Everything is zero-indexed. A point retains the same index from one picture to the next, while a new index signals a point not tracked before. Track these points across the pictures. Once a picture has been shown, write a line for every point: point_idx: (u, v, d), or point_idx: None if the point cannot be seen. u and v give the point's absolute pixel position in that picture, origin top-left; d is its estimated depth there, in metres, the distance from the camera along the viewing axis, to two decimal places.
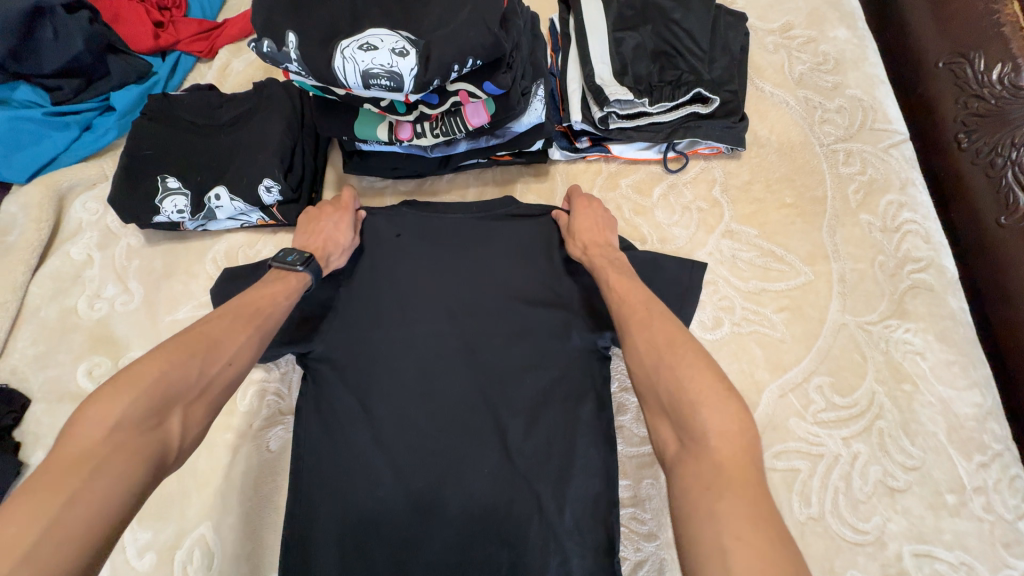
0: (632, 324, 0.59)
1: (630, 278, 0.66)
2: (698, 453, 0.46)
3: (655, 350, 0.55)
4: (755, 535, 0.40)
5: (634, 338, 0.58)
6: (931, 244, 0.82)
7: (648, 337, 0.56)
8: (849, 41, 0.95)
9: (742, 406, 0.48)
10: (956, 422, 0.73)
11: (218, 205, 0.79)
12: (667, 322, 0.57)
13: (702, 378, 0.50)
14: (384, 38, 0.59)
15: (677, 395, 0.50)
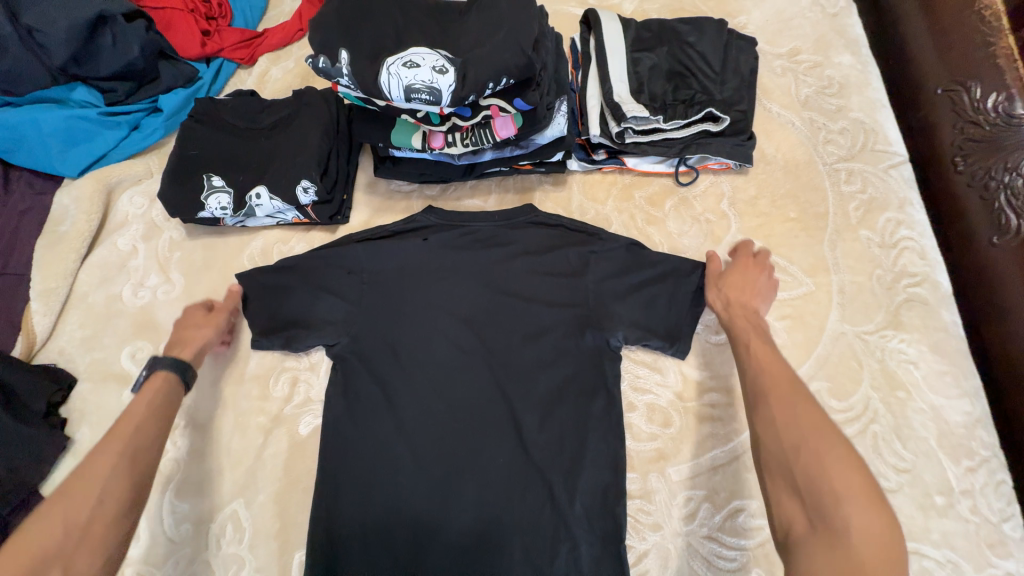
0: (774, 398, 0.63)
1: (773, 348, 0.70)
2: (837, 542, 0.51)
3: (802, 427, 0.59)
4: None
5: (770, 409, 0.62)
6: (925, 260, 0.87)
7: (788, 412, 0.61)
8: (853, 67, 1.01)
9: (889, 513, 0.52)
10: (947, 429, 0.78)
11: (258, 204, 0.85)
12: (810, 406, 0.61)
13: (852, 476, 0.54)
14: (425, 57, 0.65)
15: (820, 482, 0.54)
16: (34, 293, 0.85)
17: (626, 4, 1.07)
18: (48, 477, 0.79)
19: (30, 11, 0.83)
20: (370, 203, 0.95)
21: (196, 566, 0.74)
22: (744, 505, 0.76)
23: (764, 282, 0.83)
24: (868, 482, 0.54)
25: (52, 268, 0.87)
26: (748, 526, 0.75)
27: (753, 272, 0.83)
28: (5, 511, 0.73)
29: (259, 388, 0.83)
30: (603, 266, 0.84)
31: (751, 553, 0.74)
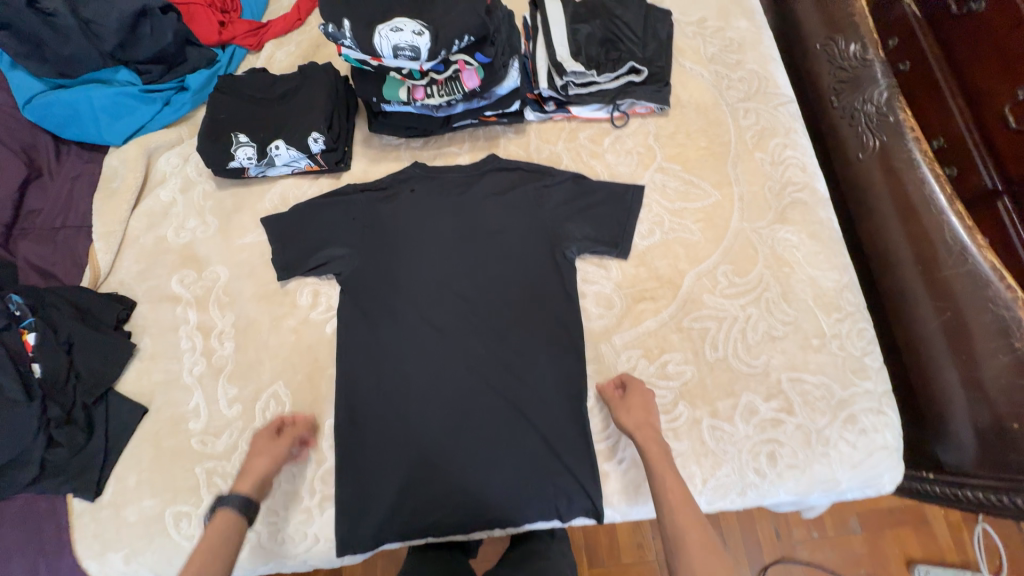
0: (686, 520, 0.77)
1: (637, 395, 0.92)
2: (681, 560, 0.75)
3: (693, 531, 0.76)
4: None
5: (679, 523, 0.77)
6: (806, 173, 1.12)
7: (685, 519, 0.77)
8: (749, 30, 1.26)
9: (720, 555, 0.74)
10: (822, 292, 1.02)
11: (277, 154, 1.06)
12: (704, 529, 0.76)
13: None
14: (407, 24, 0.87)
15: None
16: (98, 235, 1.05)
17: None
18: (122, 377, 0.99)
19: (88, 6, 1.04)
20: (367, 154, 1.16)
21: (247, 433, 0.94)
22: (671, 357, 0.98)
23: (645, 403, 0.90)
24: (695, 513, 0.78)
25: (110, 215, 1.06)
26: (675, 371, 0.97)
27: (641, 408, 0.90)
28: (89, 400, 0.94)
29: (287, 300, 1.03)
30: (553, 194, 1.09)
31: (678, 390, 0.96)
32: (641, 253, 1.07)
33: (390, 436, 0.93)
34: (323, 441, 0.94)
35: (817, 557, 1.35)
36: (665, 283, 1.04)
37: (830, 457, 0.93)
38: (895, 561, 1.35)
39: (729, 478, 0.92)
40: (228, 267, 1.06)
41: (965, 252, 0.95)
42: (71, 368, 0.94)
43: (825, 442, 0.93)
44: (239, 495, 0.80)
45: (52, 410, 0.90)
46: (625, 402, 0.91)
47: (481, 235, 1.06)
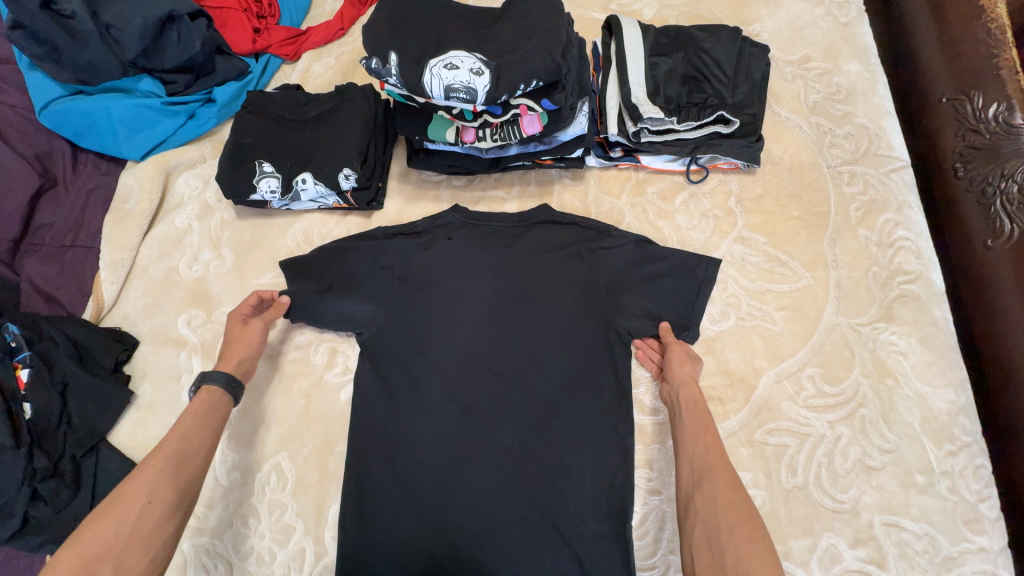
0: (718, 476, 0.68)
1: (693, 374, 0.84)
2: (710, 539, 0.63)
3: (725, 490, 0.66)
4: (734, 492, 0.65)
5: (711, 481, 0.67)
6: (920, 259, 0.93)
7: (718, 483, 0.67)
8: (861, 75, 1.06)
9: (762, 542, 0.60)
10: (931, 415, 0.84)
11: (303, 188, 0.94)
12: (740, 489, 0.66)
13: (765, 564, 0.58)
14: (463, 60, 0.73)
15: (732, 562, 0.60)
16: (104, 263, 0.96)
17: (646, 11, 1.14)
18: (116, 426, 0.90)
19: (109, 10, 0.94)
20: (403, 192, 1.03)
21: (245, 507, 0.86)
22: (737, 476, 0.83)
23: (689, 370, 0.83)
24: (740, 499, 0.65)
25: (118, 241, 0.97)
26: None
27: (682, 360, 0.84)
28: (79, 453, 0.84)
29: (301, 357, 0.94)
30: (611, 259, 0.93)
31: None
32: (710, 340, 0.91)
33: (399, 534, 0.81)
34: (325, 530, 0.84)
35: None
36: (736, 381, 0.88)
37: None
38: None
39: None
40: None
41: None
42: (63, 414, 0.84)
43: None
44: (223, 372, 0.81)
45: (39, 460, 0.79)
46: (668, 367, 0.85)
47: (525, 301, 0.92)
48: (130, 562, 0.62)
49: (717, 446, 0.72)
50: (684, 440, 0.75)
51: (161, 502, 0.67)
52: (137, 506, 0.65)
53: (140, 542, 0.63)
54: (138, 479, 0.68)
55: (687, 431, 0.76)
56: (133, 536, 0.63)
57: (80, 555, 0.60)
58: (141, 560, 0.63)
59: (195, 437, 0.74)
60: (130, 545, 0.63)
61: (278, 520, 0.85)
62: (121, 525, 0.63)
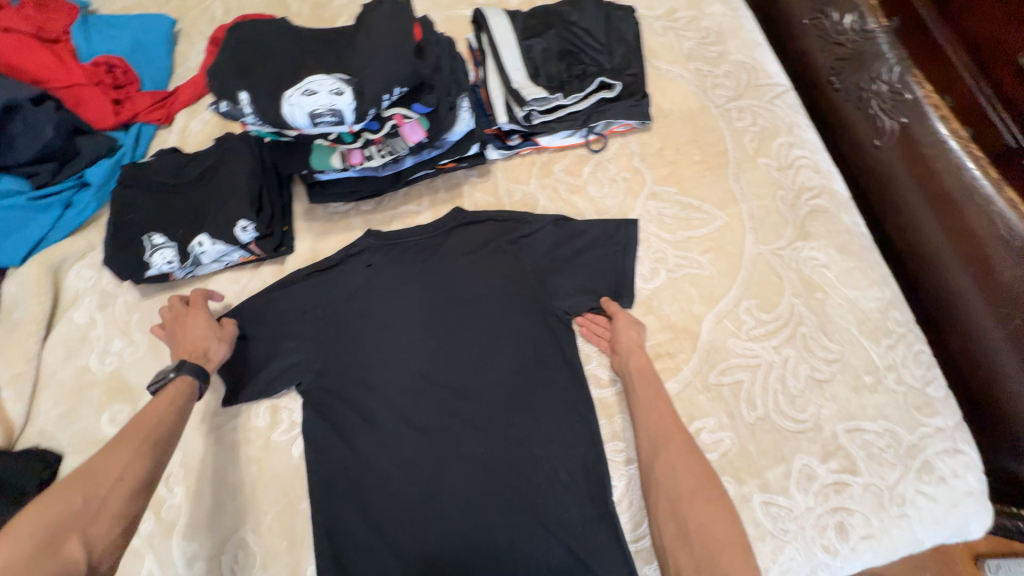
0: (673, 442, 0.67)
1: (637, 340, 0.84)
2: (674, 509, 0.61)
3: (682, 455, 0.65)
4: (690, 456, 0.65)
5: (668, 448, 0.67)
6: (820, 173, 0.97)
7: (674, 450, 0.66)
8: (725, 15, 1.10)
9: (724, 502, 0.60)
10: (864, 316, 0.87)
11: (202, 251, 0.88)
12: (696, 452, 0.66)
13: (727, 524, 0.58)
14: (321, 83, 0.70)
15: (696, 529, 0.59)
16: (3, 382, 0.88)
17: None
18: None
19: None
20: (311, 229, 0.99)
21: None
22: (702, 424, 0.83)
23: (636, 335, 0.84)
24: (698, 462, 0.65)
25: (16, 354, 0.90)
26: (711, 441, 0.82)
27: (628, 328, 0.84)
28: None
29: (241, 424, 0.88)
30: (535, 242, 0.94)
31: (718, 463, 0.81)
32: (647, 300, 0.91)
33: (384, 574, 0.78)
34: None
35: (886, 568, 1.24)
36: (680, 333, 0.88)
37: (909, 518, 0.78)
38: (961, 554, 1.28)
39: (796, 563, 0.77)
40: None
41: None
42: None
43: (901, 501, 0.79)
44: (194, 364, 0.78)
45: None
46: (613, 336, 0.85)
47: (459, 307, 0.90)
48: (100, 530, 0.57)
49: (669, 410, 0.72)
50: (640, 409, 0.74)
51: (136, 475, 0.63)
52: (108, 481, 0.61)
53: (111, 512, 0.59)
54: (107, 455, 0.63)
55: (640, 400, 0.75)
56: (102, 508, 0.59)
57: (40, 525, 0.54)
58: (113, 529, 0.58)
59: (165, 424, 0.71)
60: (99, 517, 0.58)
61: None
62: (90, 500, 0.58)
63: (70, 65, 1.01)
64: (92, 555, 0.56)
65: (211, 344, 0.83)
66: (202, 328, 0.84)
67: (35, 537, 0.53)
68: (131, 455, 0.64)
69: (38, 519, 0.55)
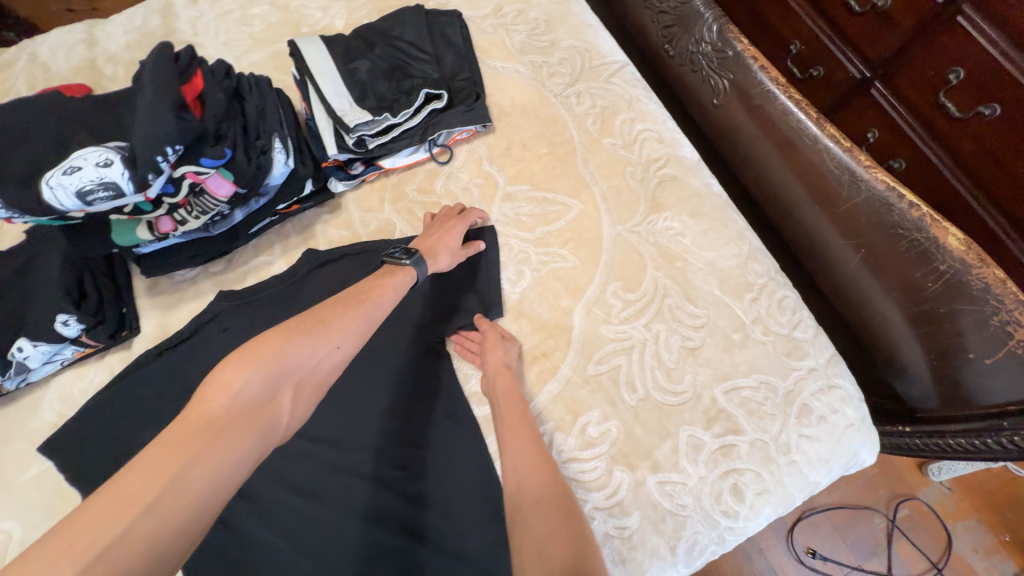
0: (533, 462, 0.69)
1: (503, 357, 0.82)
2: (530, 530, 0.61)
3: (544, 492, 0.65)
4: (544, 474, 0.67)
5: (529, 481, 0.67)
6: (665, 142, 0.98)
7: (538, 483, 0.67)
8: (552, 2, 1.10)
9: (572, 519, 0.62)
10: (725, 275, 0.88)
11: (24, 356, 0.81)
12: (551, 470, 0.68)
13: (569, 536, 0.59)
14: (86, 156, 0.64)
15: (547, 547, 0.58)
16: None
17: (337, 22, 1.10)
18: None
19: None
20: (157, 305, 0.92)
21: None
22: (587, 419, 0.81)
23: (512, 351, 0.83)
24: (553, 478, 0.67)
25: None
26: (598, 434, 0.80)
27: (494, 346, 0.82)
28: None
29: None
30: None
31: (608, 454, 0.79)
32: (517, 304, 0.89)
33: None
34: None
35: (836, 496, 1.26)
36: (553, 331, 0.87)
37: (798, 464, 0.79)
38: (905, 467, 1.28)
39: (700, 534, 0.76)
40: (15, 520, 0.80)
41: (855, 177, 0.85)
42: None
43: (787, 449, 0.79)
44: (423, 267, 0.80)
45: None
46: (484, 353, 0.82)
47: None
48: (222, 450, 0.51)
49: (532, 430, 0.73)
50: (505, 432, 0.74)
51: (260, 394, 0.57)
52: (227, 399, 0.54)
53: (229, 433, 0.52)
54: (237, 367, 0.56)
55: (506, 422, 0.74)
56: (217, 429, 0.52)
57: (175, 454, 0.48)
58: (234, 451, 0.52)
59: (357, 314, 0.68)
60: (212, 439, 0.51)
61: None
62: (312, 360, 0.62)
63: None
64: (237, 462, 0.52)
65: (442, 250, 0.84)
66: (456, 236, 0.86)
67: (250, 386, 0.56)
68: (357, 329, 0.67)
69: (248, 368, 0.57)
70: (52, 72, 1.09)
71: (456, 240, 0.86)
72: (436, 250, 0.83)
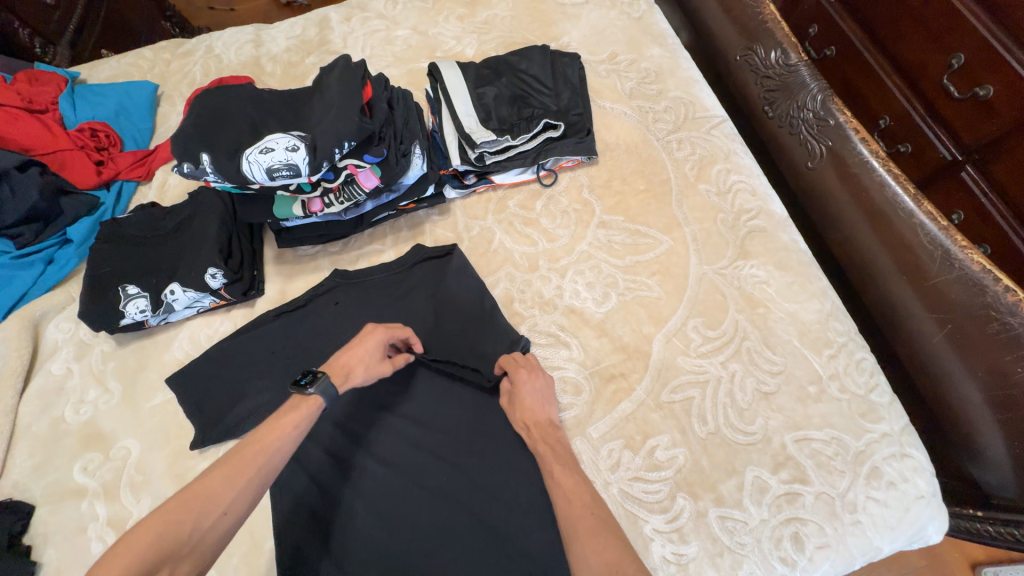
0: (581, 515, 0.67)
1: (534, 399, 0.83)
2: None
3: (606, 567, 0.61)
4: (594, 523, 0.66)
5: (584, 550, 0.64)
6: (757, 196, 1.03)
7: (599, 553, 0.63)
8: (663, 56, 1.19)
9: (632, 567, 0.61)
10: (805, 328, 0.91)
11: (174, 299, 0.93)
12: (599, 519, 0.67)
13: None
14: (278, 141, 0.77)
15: None
16: None
17: (467, 50, 1.24)
18: None
19: None
20: (281, 273, 1.04)
21: None
22: (656, 442, 0.86)
23: (529, 397, 0.83)
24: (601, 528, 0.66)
25: None
26: (665, 458, 0.84)
27: (520, 397, 0.83)
28: None
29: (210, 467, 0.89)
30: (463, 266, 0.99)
31: (673, 480, 0.83)
32: (600, 323, 0.95)
33: None
34: None
35: None
36: (632, 353, 0.92)
37: (863, 525, 0.80)
38: (958, 564, 1.22)
39: None
40: (138, 439, 0.92)
41: (948, 255, 0.88)
42: None
43: (853, 508, 0.80)
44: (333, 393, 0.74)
45: None
46: (513, 399, 0.84)
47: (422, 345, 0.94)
48: None
49: (573, 477, 0.73)
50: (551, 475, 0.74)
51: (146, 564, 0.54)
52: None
53: None
54: (130, 542, 0.55)
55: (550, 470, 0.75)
56: None
57: None
58: None
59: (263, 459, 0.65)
60: None
61: None
62: (196, 530, 0.58)
63: (55, 132, 1.08)
64: None
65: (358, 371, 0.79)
66: (374, 350, 0.82)
67: (141, 562, 0.54)
68: (248, 481, 0.63)
69: (145, 542, 0.55)
70: (223, 64, 1.28)
71: (374, 354, 0.81)
72: (350, 370, 0.78)
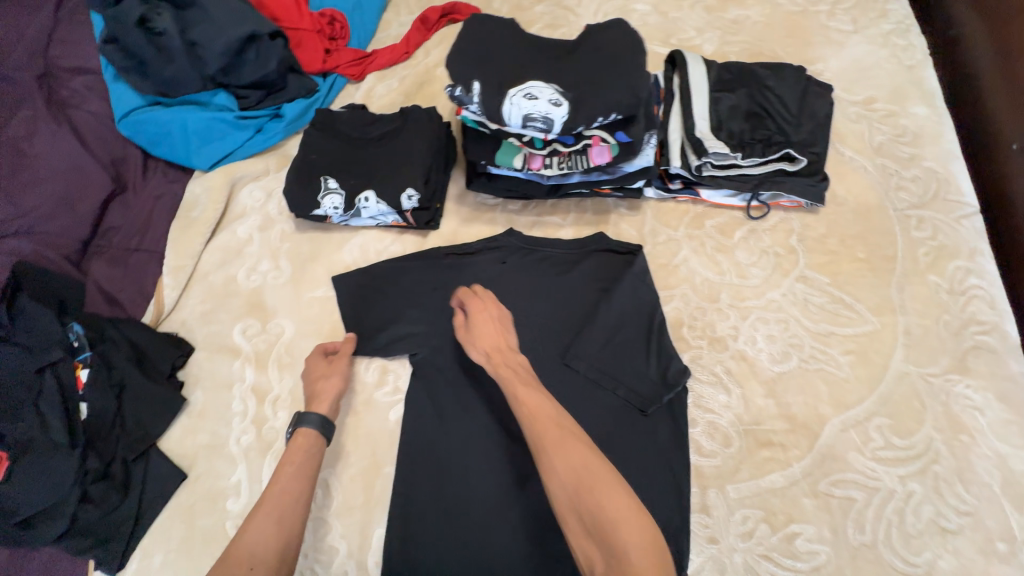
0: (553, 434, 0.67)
1: (491, 321, 0.84)
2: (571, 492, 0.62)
3: (573, 476, 0.62)
4: (565, 438, 0.67)
5: (552, 461, 0.65)
6: (996, 309, 0.89)
7: (567, 463, 0.64)
8: (928, 118, 1.04)
9: (610, 480, 0.61)
10: (1012, 478, 0.79)
11: (365, 206, 0.95)
12: (571, 436, 0.67)
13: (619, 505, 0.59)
14: (543, 90, 0.73)
15: (594, 516, 0.59)
16: (167, 269, 0.98)
17: (707, 46, 1.15)
18: (167, 432, 0.88)
19: (196, 29, 1.00)
20: (459, 213, 1.03)
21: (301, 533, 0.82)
22: (799, 528, 0.78)
23: (484, 321, 0.84)
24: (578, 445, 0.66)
25: (183, 248, 0.99)
26: (805, 550, 0.77)
27: (482, 320, 0.84)
28: (131, 457, 0.83)
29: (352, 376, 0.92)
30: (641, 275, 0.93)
31: None
32: (772, 382, 0.88)
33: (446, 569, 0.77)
34: (369, 556, 0.80)
35: None
36: (799, 427, 0.84)
37: None
38: None
39: None
40: (293, 322, 0.95)
41: None
42: (119, 417, 0.84)
43: None
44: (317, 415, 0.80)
45: (90, 462, 0.79)
46: (470, 331, 0.83)
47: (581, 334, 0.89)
48: None
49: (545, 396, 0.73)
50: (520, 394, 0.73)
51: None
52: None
53: None
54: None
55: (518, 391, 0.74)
56: None
57: None
58: None
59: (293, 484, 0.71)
60: None
61: (322, 540, 0.81)
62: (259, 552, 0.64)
63: (301, 9, 1.12)
64: None
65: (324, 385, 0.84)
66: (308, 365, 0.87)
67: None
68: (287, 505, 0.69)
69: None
70: None
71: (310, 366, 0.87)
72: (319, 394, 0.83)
